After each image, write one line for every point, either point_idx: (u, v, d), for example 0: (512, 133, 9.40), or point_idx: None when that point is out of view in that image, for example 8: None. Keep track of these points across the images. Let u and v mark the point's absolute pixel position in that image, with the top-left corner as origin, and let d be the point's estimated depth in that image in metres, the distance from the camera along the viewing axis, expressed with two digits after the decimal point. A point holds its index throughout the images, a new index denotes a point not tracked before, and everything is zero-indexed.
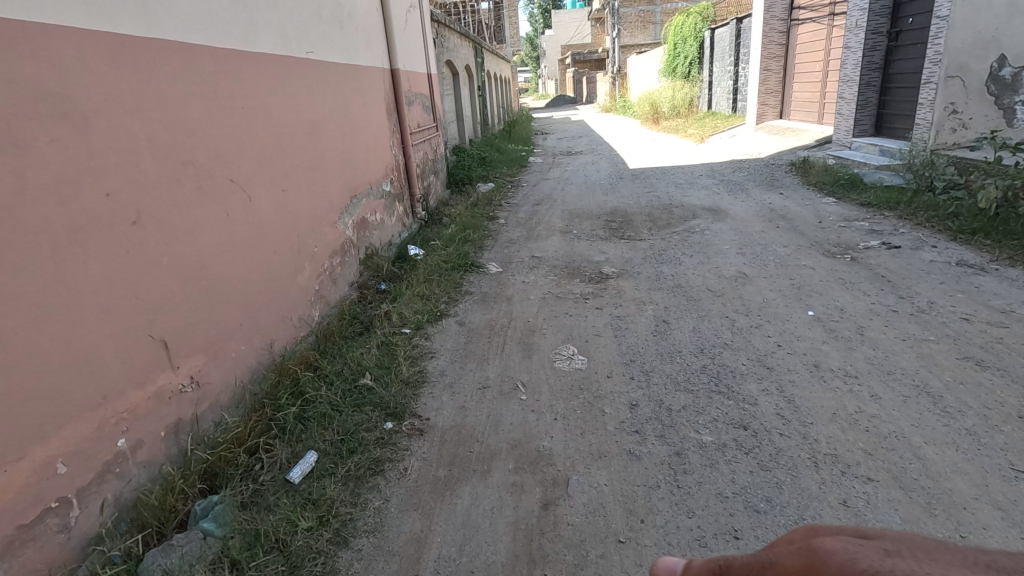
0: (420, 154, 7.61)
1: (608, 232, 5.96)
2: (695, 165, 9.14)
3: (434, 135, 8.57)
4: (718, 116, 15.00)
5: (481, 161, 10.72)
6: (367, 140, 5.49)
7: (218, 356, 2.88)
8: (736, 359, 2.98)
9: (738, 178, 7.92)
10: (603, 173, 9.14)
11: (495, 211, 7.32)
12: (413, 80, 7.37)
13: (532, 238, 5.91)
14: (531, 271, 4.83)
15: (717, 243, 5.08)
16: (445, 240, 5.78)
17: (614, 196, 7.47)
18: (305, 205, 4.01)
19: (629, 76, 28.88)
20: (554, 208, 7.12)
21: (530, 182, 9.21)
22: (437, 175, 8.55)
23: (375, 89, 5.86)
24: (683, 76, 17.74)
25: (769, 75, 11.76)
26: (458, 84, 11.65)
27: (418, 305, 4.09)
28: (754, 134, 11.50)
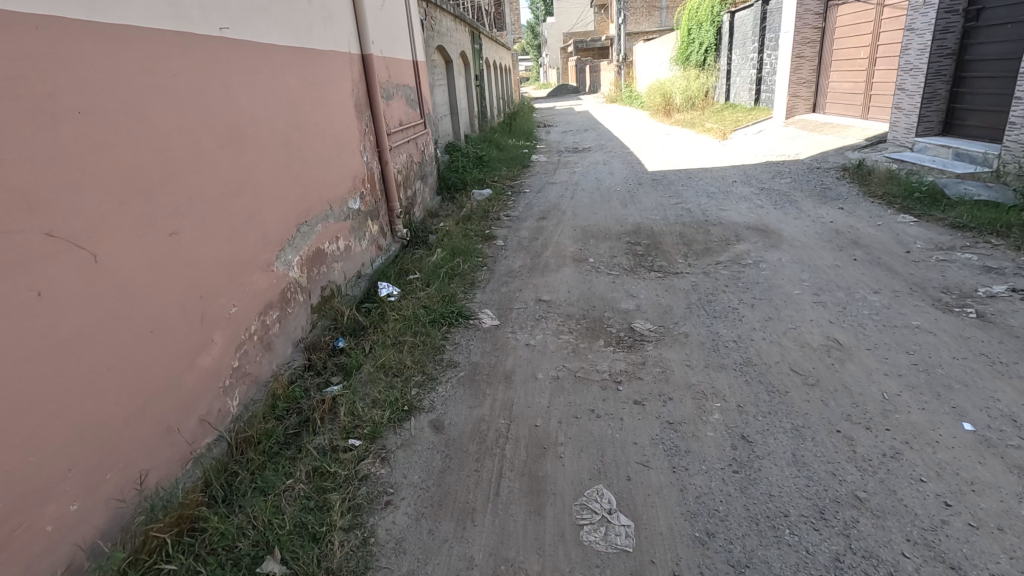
0: (402, 158, 6.37)
1: (634, 261, 4.77)
2: (724, 168, 7.88)
3: (422, 134, 7.31)
4: (738, 108, 13.69)
5: (478, 161, 9.44)
6: (325, 147, 4.25)
7: (11, 545, 1.69)
8: (887, 543, 1.78)
9: (780, 185, 6.68)
10: (619, 178, 7.90)
11: (492, 227, 6.09)
12: (393, 69, 6.08)
13: (538, 268, 4.68)
14: (537, 325, 3.63)
15: (780, 283, 3.88)
16: (427, 273, 4.56)
17: (634, 208, 6.25)
18: (214, 250, 2.78)
19: (636, 64, 27.36)
20: (564, 225, 5.90)
21: (533, 188, 7.96)
22: (425, 183, 7.31)
23: (339, 82, 4.61)
24: (697, 64, 16.38)
25: (801, 62, 10.45)
26: (453, 72, 10.34)
27: (377, 391, 2.90)
28: (785, 130, 10.21)
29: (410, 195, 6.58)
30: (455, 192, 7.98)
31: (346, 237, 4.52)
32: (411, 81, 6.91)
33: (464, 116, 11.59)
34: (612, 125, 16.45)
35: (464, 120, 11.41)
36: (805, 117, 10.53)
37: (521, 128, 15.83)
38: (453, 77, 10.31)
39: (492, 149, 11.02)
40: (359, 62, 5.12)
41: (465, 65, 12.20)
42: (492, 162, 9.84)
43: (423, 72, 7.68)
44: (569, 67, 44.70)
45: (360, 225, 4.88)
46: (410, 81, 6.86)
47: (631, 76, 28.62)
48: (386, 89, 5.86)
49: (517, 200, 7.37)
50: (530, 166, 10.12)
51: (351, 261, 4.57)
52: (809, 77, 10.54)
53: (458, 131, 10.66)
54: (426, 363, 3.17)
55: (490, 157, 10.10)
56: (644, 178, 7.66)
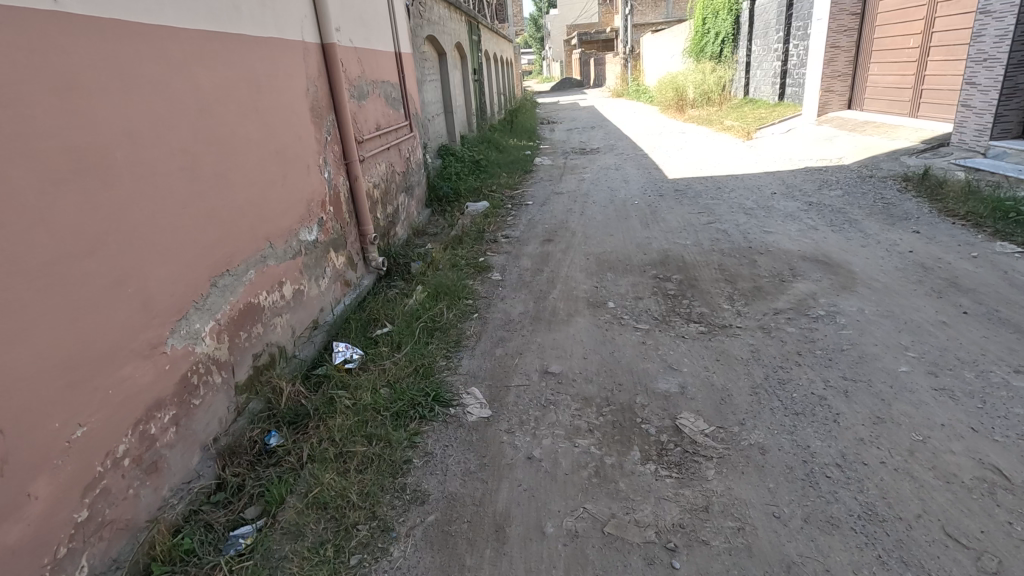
0: (381, 169, 5.36)
1: (666, 308, 3.75)
2: (757, 176, 6.83)
3: (407, 138, 6.29)
4: (760, 104, 12.59)
5: (474, 168, 8.42)
6: (265, 166, 3.24)
7: None
8: None
9: (830, 198, 5.64)
10: (635, 188, 6.86)
11: (486, 253, 5.07)
12: (367, 62, 5.05)
13: (542, 316, 3.66)
14: (543, 418, 2.62)
15: (874, 352, 2.86)
16: (400, 326, 3.53)
17: (658, 228, 5.22)
18: (35, 349, 1.76)
19: (644, 57, 26.19)
20: (576, 251, 4.87)
21: (535, 199, 6.94)
22: (410, 198, 6.31)
23: (286, 79, 3.58)
24: (713, 56, 15.27)
25: (836, 53, 9.37)
26: (448, 67, 9.31)
27: (297, 559, 1.89)
28: (819, 129, 9.13)
29: (391, 213, 5.58)
30: (446, 205, 6.96)
31: (295, 281, 3.52)
32: (392, 77, 5.87)
33: (460, 115, 10.54)
34: (621, 122, 15.38)
35: (459, 121, 10.38)
36: (839, 115, 9.44)
37: (523, 126, 14.77)
38: (447, 72, 9.25)
39: (490, 152, 9.97)
40: (317, 54, 4.08)
41: (461, 59, 11.15)
42: (490, 167, 8.79)
43: (409, 66, 6.65)
44: (572, 61, 43.45)
45: (319, 261, 3.87)
46: (391, 77, 5.82)
47: (638, 70, 27.45)
48: (357, 87, 4.82)
49: (517, 214, 6.35)
50: (533, 170, 9.07)
51: (303, 310, 3.57)
52: (845, 70, 9.45)
53: (453, 132, 9.61)
54: (379, 495, 2.17)
55: (487, 162, 9.05)
56: (664, 188, 6.63)
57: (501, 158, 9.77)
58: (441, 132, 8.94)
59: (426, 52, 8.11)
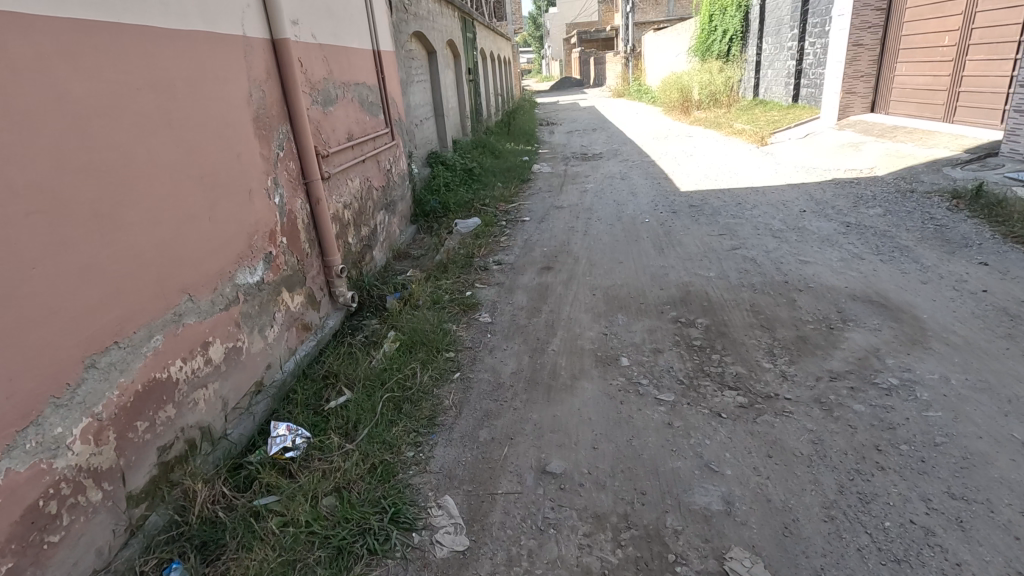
0: (353, 186, 4.64)
1: (691, 367, 3.04)
2: (780, 189, 6.13)
3: (388, 147, 5.57)
4: (772, 106, 11.89)
5: (466, 178, 7.69)
6: (181, 196, 2.51)
7: None
8: None
9: (869, 218, 4.94)
10: (644, 202, 6.16)
11: (475, 283, 4.35)
12: (334, 62, 4.32)
13: (539, 378, 2.96)
14: (539, 553, 1.90)
15: (980, 449, 2.15)
16: (359, 394, 2.82)
17: (675, 255, 4.51)
18: None
19: (646, 56, 25.44)
20: (580, 283, 4.16)
21: (533, 214, 6.23)
22: (391, 216, 5.59)
23: (217, 82, 2.84)
24: (720, 55, 14.58)
25: (859, 52, 8.67)
26: (439, 66, 8.57)
27: None
28: (840, 133, 8.43)
29: (366, 235, 4.86)
30: (433, 222, 6.24)
31: (229, 337, 2.80)
32: (369, 78, 5.15)
33: (452, 118, 9.79)
34: (624, 125, 14.65)
35: (451, 125, 9.65)
36: (862, 118, 8.71)
37: (520, 128, 14.07)
38: (438, 72, 8.52)
39: (484, 159, 9.23)
40: (265, 51, 3.35)
41: (454, 58, 10.42)
42: (483, 176, 8.05)
43: (391, 65, 5.91)
44: (572, 60, 42.70)
45: (265, 307, 3.15)
46: (367, 79, 5.10)
47: (641, 70, 26.71)
48: (322, 92, 4.10)
49: (512, 233, 5.63)
50: (530, 179, 8.34)
51: (239, 374, 2.86)
52: (868, 70, 8.75)
53: (444, 137, 8.88)
54: None
55: (480, 170, 8.31)
56: (677, 204, 5.91)
57: (496, 166, 9.02)
58: (431, 138, 8.21)
59: (413, 50, 7.38)
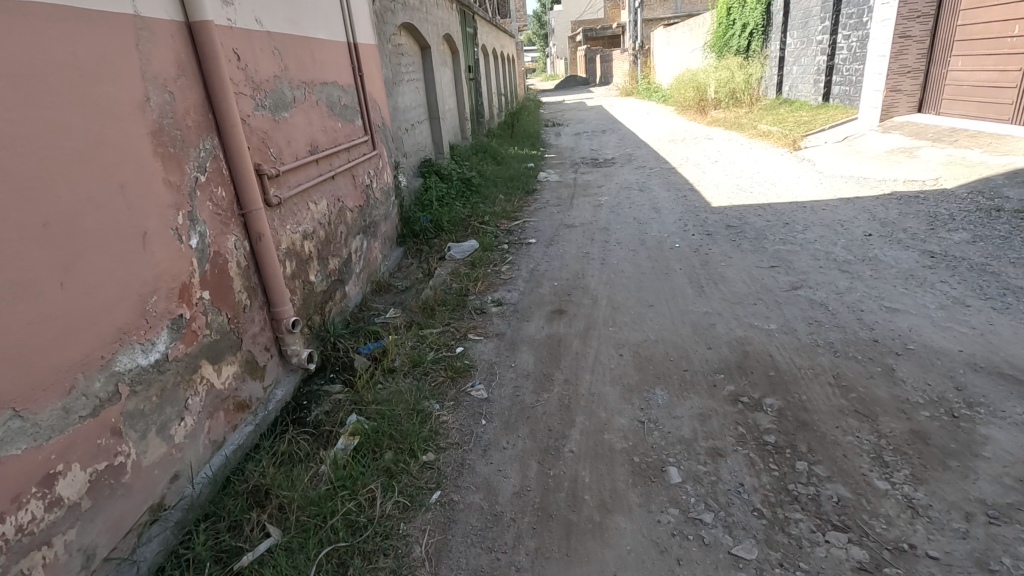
0: (318, 208, 3.75)
1: (769, 484, 2.14)
2: (832, 205, 5.21)
3: (367, 159, 4.69)
4: (798, 105, 10.95)
5: (463, 191, 6.79)
6: (3, 255, 1.63)
7: None
8: None
9: (954, 243, 4.02)
10: (670, 221, 5.25)
11: (468, 333, 3.46)
12: (289, 56, 3.43)
13: (553, 505, 2.07)
14: None
15: None
16: (289, 538, 1.94)
17: (719, 296, 3.61)
18: None
19: (655, 53, 24.48)
20: (601, 335, 3.27)
21: (540, 235, 5.33)
22: (370, 239, 4.69)
23: (85, 80, 1.94)
24: (738, 51, 13.65)
25: (905, 45, 7.73)
26: (434, 64, 7.67)
27: None
28: (885, 136, 7.49)
29: (336, 268, 3.98)
30: (423, 245, 5.34)
31: (101, 454, 1.92)
32: (340, 76, 4.25)
33: (448, 122, 8.89)
34: (636, 126, 13.72)
35: (448, 128, 8.74)
36: (908, 119, 7.78)
37: (525, 130, 13.17)
38: (432, 71, 7.63)
39: (484, 167, 8.32)
40: (177, 38, 2.44)
41: (452, 55, 9.52)
42: (483, 188, 7.14)
43: (371, 60, 5.00)
44: (577, 59, 41.72)
45: (171, 394, 2.26)
46: (338, 77, 4.21)
47: (650, 68, 25.74)
48: (270, 92, 3.21)
49: (515, 260, 4.74)
50: (536, 189, 7.43)
51: (119, 503, 1.98)
52: (915, 65, 7.81)
53: (440, 142, 7.97)
54: None
55: (480, 180, 7.41)
56: (710, 224, 5.01)
57: (497, 174, 8.12)
58: (423, 145, 7.32)
59: (401, 45, 6.48)
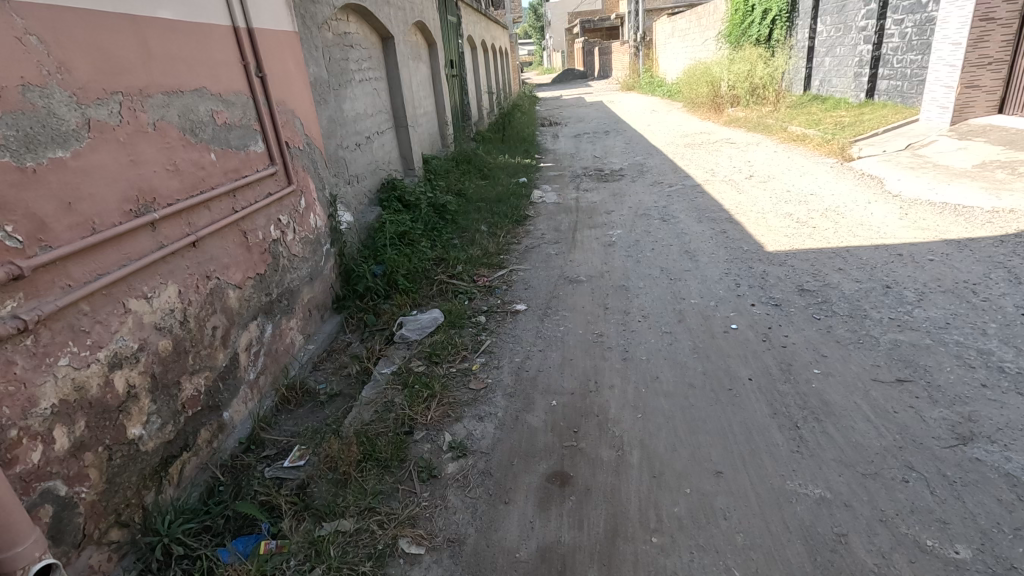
0: (155, 304, 2.23)
1: None
2: (940, 252, 3.73)
3: (273, 202, 3.18)
4: (834, 102, 9.47)
5: (433, 225, 5.26)
6: None
7: None
8: None
9: None
10: (713, 277, 3.76)
11: (399, 539, 1.96)
12: (69, 47, 1.91)
13: None
14: None
15: None
16: None
17: (831, 452, 2.12)
18: None
19: (659, 46, 22.92)
20: (637, 560, 1.78)
21: (532, 298, 3.84)
22: (280, 320, 3.19)
23: None
24: (758, 40, 12.14)
25: (988, 29, 6.22)
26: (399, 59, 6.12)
27: None
28: (965, 143, 6.01)
29: (201, 390, 2.48)
30: (369, 314, 3.83)
31: None
32: (212, 78, 2.72)
33: (421, 130, 7.32)
34: (643, 128, 12.19)
35: (420, 137, 7.18)
36: (987, 122, 6.31)
37: (518, 133, 11.63)
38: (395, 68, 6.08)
39: (464, 186, 6.77)
40: None
41: (426, 49, 7.94)
42: (460, 219, 5.61)
43: (284, 54, 3.47)
44: (574, 51, 39.98)
45: None
46: (208, 80, 2.69)
47: (653, 61, 24.11)
48: (7, 114, 1.69)
49: (494, 347, 3.24)
50: (528, 216, 5.92)
51: None
52: (999, 54, 6.32)
53: (408, 157, 6.43)
54: None
55: (457, 207, 5.87)
56: (774, 287, 3.51)
57: (481, 195, 6.58)
58: (385, 163, 5.79)
59: (347, 34, 4.93)
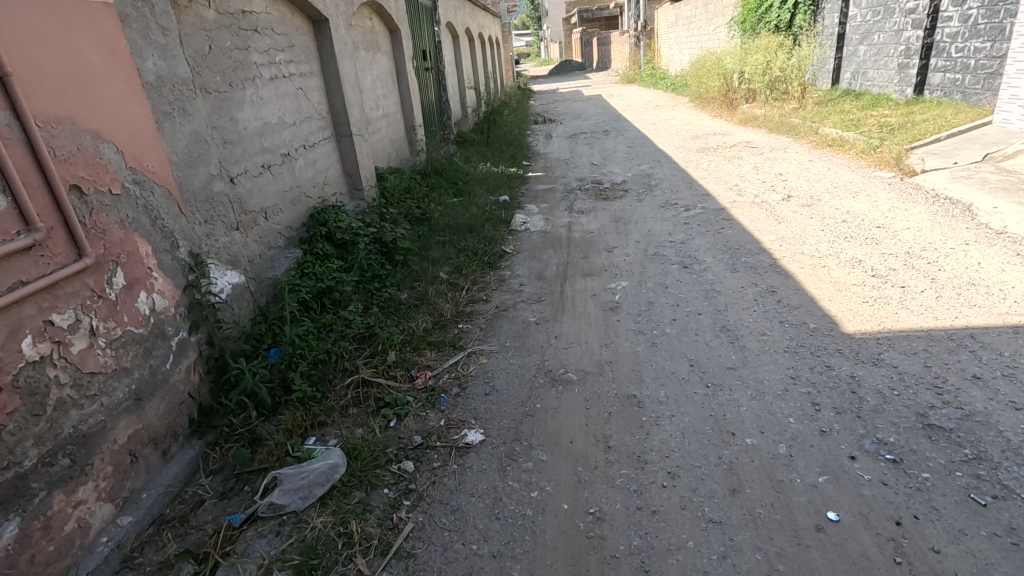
0: None
1: None
2: None
3: (25, 297, 1.82)
4: (873, 98, 8.14)
5: (372, 276, 3.90)
6: None
7: None
8: None
9: None
10: (774, 389, 2.41)
11: None
12: None
13: None
14: None
15: None
16: None
17: None
18: None
19: (661, 35, 21.48)
20: None
21: (493, 418, 2.50)
22: (47, 499, 1.85)
23: None
24: (777, 26, 10.75)
25: None
26: (338, 48, 4.70)
27: None
28: None
29: None
30: (242, 446, 2.49)
31: None
32: None
33: (376, 139, 5.93)
34: (648, 127, 10.81)
35: (373, 147, 5.78)
36: None
37: (505, 135, 10.25)
38: (331, 61, 4.67)
39: (427, 211, 5.39)
40: None
41: (385, 37, 6.51)
42: (413, 261, 4.24)
43: (75, 38, 2.10)
44: (571, 41, 38.34)
45: None
46: None
47: (655, 51, 22.58)
48: None
49: (417, 540, 1.90)
50: (504, 253, 4.56)
51: None
52: None
53: (356, 175, 5.05)
54: None
55: (411, 243, 4.50)
56: (878, 417, 2.17)
57: (447, 223, 5.20)
58: (315, 187, 4.41)
59: (244, 14, 3.53)
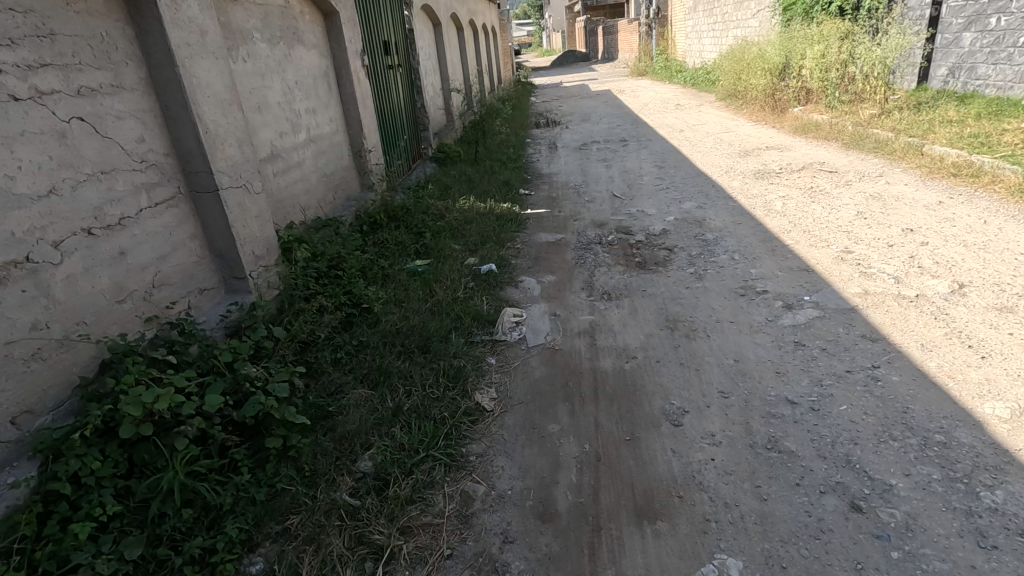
0: None
1: None
2: None
3: None
4: (993, 103, 6.17)
5: (187, 527, 1.86)
6: None
7: None
8: None
9: None
10: None
11: None
12: None
13: None
14: None
15: None
16: None
17: None
18: None
19: (677, 24, 19.28)
20: None
21: None
22: None
23: None
24: (836, 10, 8.58)
25: None
26: (180, 38, 2.61)
27: None
28: None
29: None
30: None
31: None
32: None
33: (287, 180, 3.83)
34: (678, 136, 8.69)
35: (279, 196, 3.70)
36: None
37: (499, 149, 8.17)
38: (166, 59, 2.58)
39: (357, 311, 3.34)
40: None
41: (311, 22, 4.39)
42: (296, 454, 2.19)
43: None
44: (575, 32, 35.81)
45: None
46: None
47: (670, 41, 20.31)
48: None
49: None
50: (476, 414, 2.50)
51: None
52: None
53: (230, 255, 2.98)
54: None
55: (302, 404, 2.45)
56: None
57: (386, 337, 3.14)
58: (118, 302, 2.34)
59: None
